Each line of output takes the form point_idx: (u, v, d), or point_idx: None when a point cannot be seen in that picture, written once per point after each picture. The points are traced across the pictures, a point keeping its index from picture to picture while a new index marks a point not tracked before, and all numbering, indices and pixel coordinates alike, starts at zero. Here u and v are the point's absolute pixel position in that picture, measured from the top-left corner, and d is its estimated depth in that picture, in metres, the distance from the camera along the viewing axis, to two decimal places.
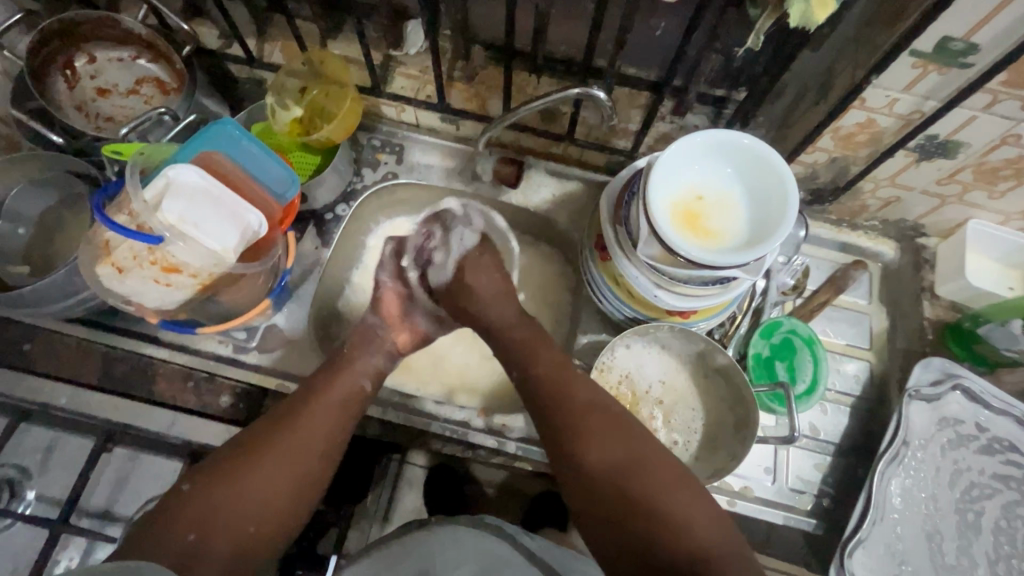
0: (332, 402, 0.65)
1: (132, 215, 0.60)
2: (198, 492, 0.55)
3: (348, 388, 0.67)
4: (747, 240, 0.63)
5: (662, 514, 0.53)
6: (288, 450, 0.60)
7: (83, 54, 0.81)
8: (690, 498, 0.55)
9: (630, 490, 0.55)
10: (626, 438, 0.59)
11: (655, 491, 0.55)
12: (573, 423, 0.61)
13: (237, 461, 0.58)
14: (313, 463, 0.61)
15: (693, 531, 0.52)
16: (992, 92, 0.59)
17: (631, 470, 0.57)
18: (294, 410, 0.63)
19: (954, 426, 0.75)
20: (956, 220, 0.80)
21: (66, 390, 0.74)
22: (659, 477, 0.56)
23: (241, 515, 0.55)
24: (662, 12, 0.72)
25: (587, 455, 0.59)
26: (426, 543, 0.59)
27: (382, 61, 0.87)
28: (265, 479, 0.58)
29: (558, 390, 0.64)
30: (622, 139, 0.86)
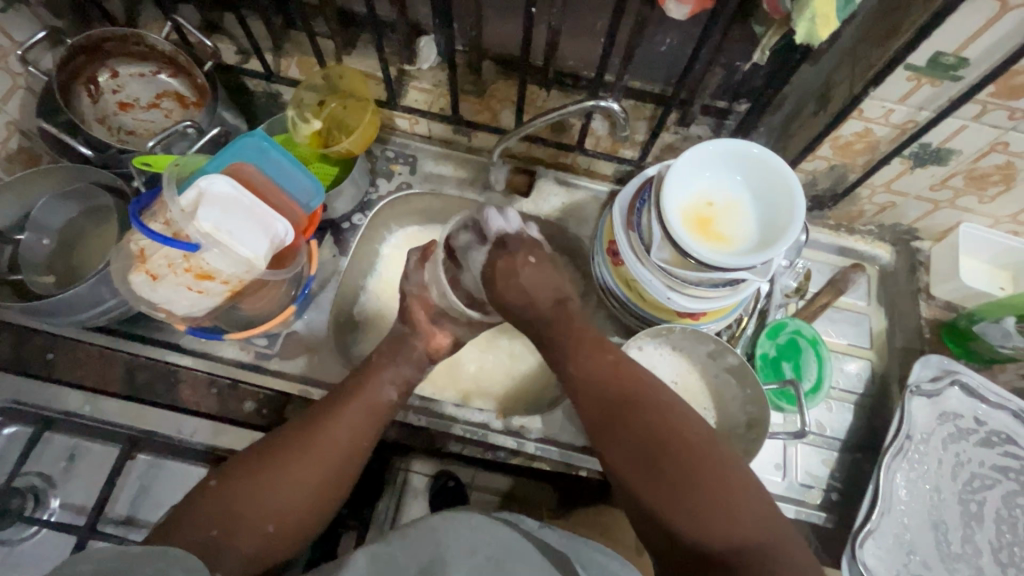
0: (355, 408, 0.66)
1: (167, 223, 0.62)
2: (224, 488, 0.58)
3: (373, 396, 0.69)
4: (756, 244, 0.67)
5: (700, 511, 0.56)
6: (311, 452, 0.62)
7: (106, 69, 0.82)
8: (729, 496, 0.56)
9: (665, 490, 0.58)
10: (660, 434, 0.61)
11: (693, 490, 0.57)
12: (609, 420, 0.63)
13: (262, 461, 0.60)
14: (334, 465, 0.62)
15: (732, 531, 0.55)
16: (981, 103, 0.63)
17: (665, 471, 0.59)
18: (321, 414, 0.65)
19: (954, 420, 0.78)
20: (948, 223, 0.84)
21: (86, 397, 0.75)
22: (699, 472, 0.58)
23: (261, 513, 0.57)
24: (667, 28, 0.76)
25: (621, 453, 0.62)
26: (433, 532, 0.56)
27: (396, 75, 0.90)
28: (286, 479, 0.59)
29: (592, 384, 0.66)
30: (629, 149, 0.89)
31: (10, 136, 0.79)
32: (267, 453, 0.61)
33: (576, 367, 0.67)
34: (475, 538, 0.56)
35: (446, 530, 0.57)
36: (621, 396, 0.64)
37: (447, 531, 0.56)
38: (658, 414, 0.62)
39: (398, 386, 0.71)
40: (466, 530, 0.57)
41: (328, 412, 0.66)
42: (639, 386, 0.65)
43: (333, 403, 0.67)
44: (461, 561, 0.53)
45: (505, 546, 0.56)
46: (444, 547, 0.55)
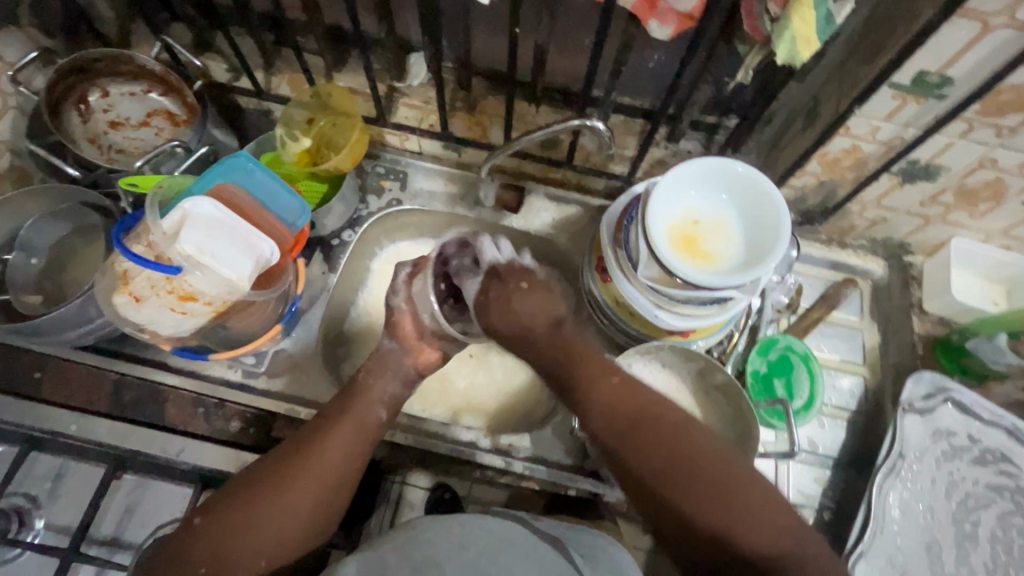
0: (345, 432, 0.65)
1: (149, 246, 0.62)
2: (213, 524, 0.58)
3: (363, 417, 0.67)
4: (742, 263, 0.67)
5: (732, 519, 0.53)
6: (303, 481, 0.60)
7: (97, 88, 0.83)
8: (758, 500, 0.54)
9: (692, 501, 0.55)
10: (680, 444, 0.58)
11: (721, 497, 0.55)
12: (622, 436, 0.60)
13: (251, 492, 0.59)
14: (327, 494, 0.62)
15: (766, 537, 0.53)
16: (967, 121, 0.63)
17: (692, 481, 0.56)
18: (311, 437, 0.64)
19: (948, 438, 0.78)
20: (940, 238, 0.84)
21: (74, 417, 0.74)
22: (725, 480, 0.55)
23: (252, 549, 0.57)
24: (656, 45, 0.74)
25: (640, 468, 0.58)
26: (422, 534, 0.55)
27: (386, 92, 0.91)
28: (278, 513, 0.59)
29: (601, 400, 0.62)
30: (619, 164, 0.89)
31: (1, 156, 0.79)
32: (257, 481, 0.60)
33: (582, 384, 0.64)
34: (470, 535, 0.55)
35: (436, 532, 0.55)
36: (631, 409, 0.61)
37: (438, 531, 0.55)
38: (676, 424, 0.59)
39: (387, 407, 0.70)
40: (458, 528, 0.56)
41: (319, 435, 0.64)
42: (650, 397, 0.61)
43: (323, 426, 0.65)
44: (454, 556, 0.52)
45: (502, 541, 0.55)
46: (436, 548, 0.53)
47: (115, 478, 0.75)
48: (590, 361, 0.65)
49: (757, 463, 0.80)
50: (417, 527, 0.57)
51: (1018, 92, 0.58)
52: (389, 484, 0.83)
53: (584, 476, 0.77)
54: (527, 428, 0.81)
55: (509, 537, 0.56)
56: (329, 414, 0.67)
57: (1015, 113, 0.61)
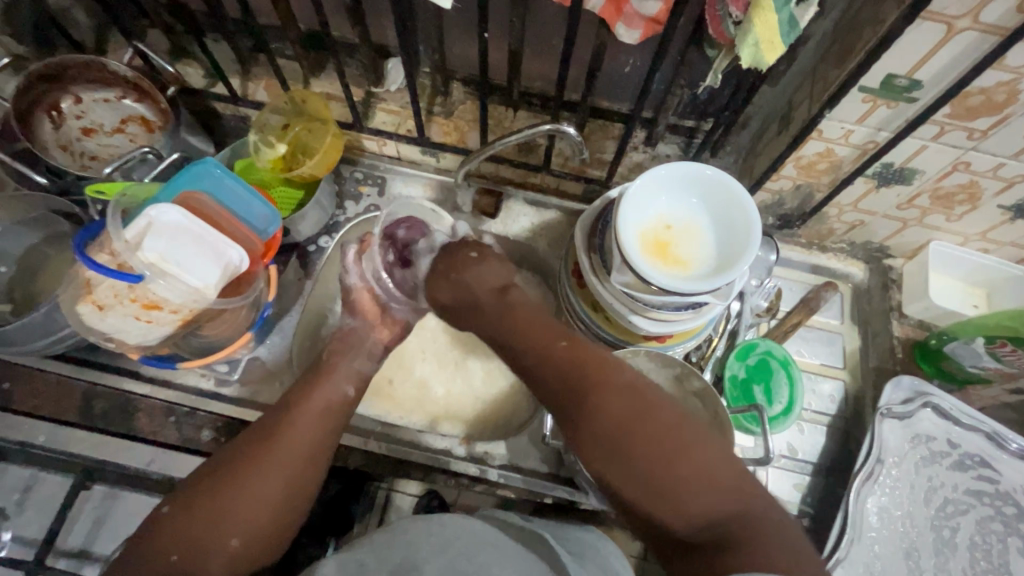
0: (312, 410, 0.63)
1: (113, 254, 0.61)
2: (182, 513, 0.55)
3: (329, 396, 0.65)
4: (714, 267, 0.66)
5: (672, 479, 0.51)
6: (270, 460, 0.58)
7: (69, 95, 0.82)
8: (701, 458, 0.52)
9: (635, 460, 0.53)
10: (626, 402, 0.55)
11: (664, 456, 0.52)
12: (568, 399, 0.58)
13: (219, 476, 0.57)
14: (297, 471, 0.59)
15: (706, 496, 0.50)
16: (939, 124, 0.63)
17: (640, 441, 0.53)
18: (276, 420, 0.62)
19: (927, 443, 0.77)
20: (918, 242, 0.83)
21: (44, 428, 0.73)
22: (668, 439, 0.53)
23: (225, 529, 0.54)
24: (630, 50, 0.73)
25: (584, 430, 0.56)
26: (401, 536, 0.54)
27: (363, 97, 0.89)
28: (247, 491, 0.56)
29: (551, 363, 0.61)
30: (597, 168, 0.89)
31: None
32: (223, 466, 0.58)
33: (532, 353, 0.63)
34: (447, 536, 0.54)
35: (414, 532, 0.55)
36: (578, 368, 0.59)
37: (417, 532, 0.54)
38: (622, 384, 0.57)
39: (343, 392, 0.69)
40: (437, 528, 0.55)
41: (285, 417, 0.62)
42: (600, 358, 0.60)
43: (289, 408, 0.63)
44: (433, 558, 0.51)
45: (483, 541, 0.54)
46: (413, 549, 0.52)
47: (83, 488, 0.74)
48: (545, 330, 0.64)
49: None
50: (395, 527, 0.56)
51: (987, 96, 0.58)
52: (375, 489, 0.84)
53: (561, 485, 0.77)
54: (504, 434, 0.81)
55: (491, 537, 0.55)
56: (295, 396, 0.65)
57: (985, 117, 0.60)
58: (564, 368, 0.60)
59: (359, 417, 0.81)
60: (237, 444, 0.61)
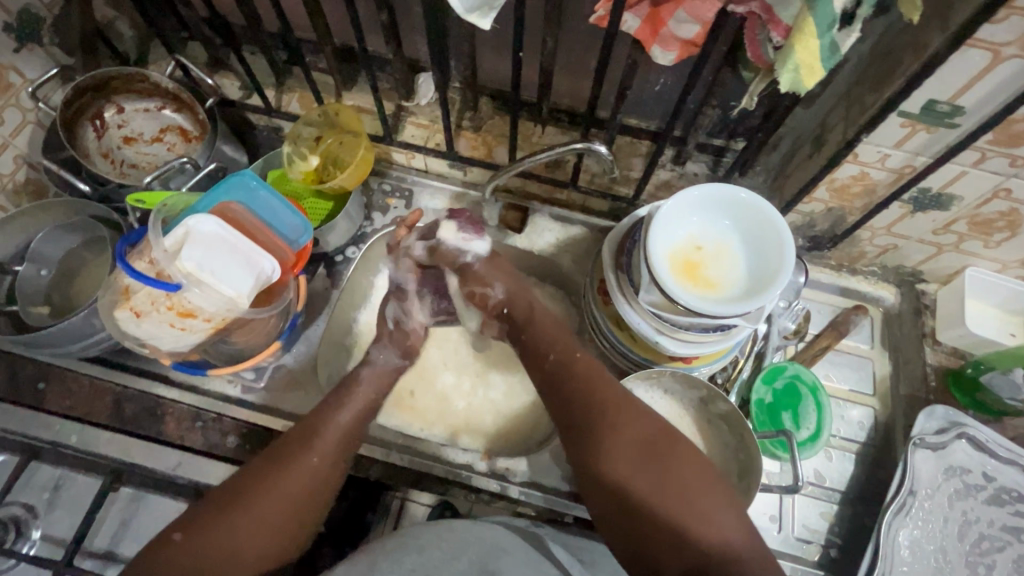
0: (331, 439, 0.65)
1: (152, 263, 0.63)
2: (195, 539, 0.55)
3: (347, 425, 0.67)
4: (745, 290, 0.65)
5: (684, 511, 0.54)
6: (290, 491, 0.60)
7: (112, 104, 0.84)
8: (713, 502, 0.55)
9: (654, 492, 0.56)
10: (648, 436, 0.60)
11: (679, 491, 0.56)
12: (593, 428, 0.61)
13: (237, 500, 0.58)
14: (313, 501, 0.61)
15: (715, 532, 0.53)
16: (980, 150, 0.61)
17: (661, 475, 0.57)
18: (295, 444, 0.63)
19: (961, 476, 0.75)
20: (953, 267, 0.81)
21: (75, 428, 0.75)
22: (686, 478, 0.56)
23: (242, 555, 0.56)
24: (662, 69, 0.73)
25: (608, 459, 0.59)
26: (413, 541, 0.55)
27: (394, 111, 0.91)
28: (265, 524, 0.58)
29: (580, 391, 0.64)
30: (624, 186, 0.88)
31: (17, 169, 0.80)
32: (238, 489, 0.59)
33: (564, 378, 0.66)
34: (459, 544, 0.55)
35: (426, 538, 0.55)
36: (606, 397, 0.63)
37: (429, 537, 0.55)
38: (645, 415, 0.61)
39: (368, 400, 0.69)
40: (448, 534, 0.56)
41: (304, 443, 0.63)
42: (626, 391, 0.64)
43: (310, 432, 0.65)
44: (444, 564, 0.52)
45: (490, 546, 0.56)
46: (426, 555, 0.53)
47: (111, 490, 0.74)
48: (582, 359, 0.68)
49: (760, 495, 0.79)
50: (406, 533, 0.56)
51: None
52: (390, 499, 0.84)
53: (580, 504, 0.76)
54: (525, 451, 0.80)
55: (498, 542, 0.57)
56: (314, 421, 0.66)
57: None
58: (597, 389, 0.64)
59: (381, 429, 0.81)
60: (260, 462, 0.62)
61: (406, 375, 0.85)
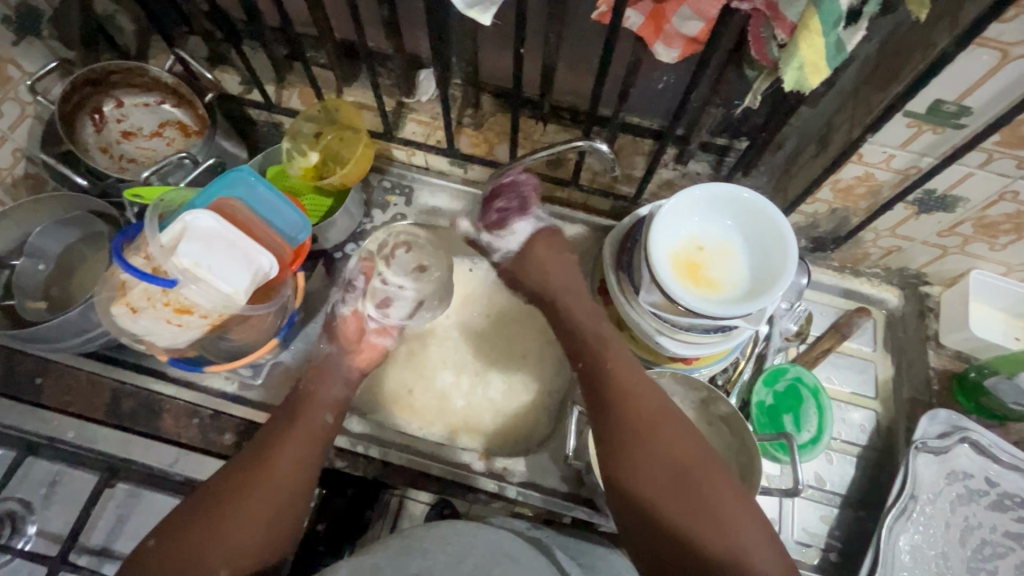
0: (297, 438, 0.65)
1: (148, 258, 0.63)
2: (168, 543, 0.55)
3: (312, 424, 0.67)
4: (748, 291, 0.65)
5: (715, 534, 0.54)
6: (256, 486, 0.60)
7: (112, 99, 0.84)
8: (745, 528, 0.54)
9: (685, 513, 0.55)
10: (677, 460, 0.59)
11: (712, 516, 0.55)
12: (627, 442, 0.60)
13: (208, 503, 0.58)
14: (279, 499, 0.60)
15: (744, 557, 0.53)
16: (987, 151, 0.61)
17: (691, 495, 0.56)
18: (261, 445, 0.64)
19: (964, 480, 0.74)
20: (958, 270, 0.80)
21: (72, 424, 0.75)
22: (717, 500, 0.56)
23: (214, 557, 0.55)
24: (665, 67, 0.73)
25: (637, 478, 0.59)
26: (417, 543, 0.54)
27: (395, 108, 0.90)
28: (236, 523, 0.57)
29: (616, 402, 0.63)
30: (626, 185, 0.87)
31: (16, 163, 0.80)
32: (209, 494, 0.59)
33: (599, 385, 0.65)
34: (462, 547, 0.54)
35: (429, 541, 0.54)
36: (642, 411, 0.62)
37: (434, 540, 0.54)
38: (677, 435, 0.60)
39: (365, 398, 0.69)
40: (452, 537, 0.55)
41: (273, 442, 0.64)
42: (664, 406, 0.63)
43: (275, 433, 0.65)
44: (450, 566, 0.51)
45: (493, 550, 0.54)
46: (431, 558, 0.52)
47: (107, 486, 0.74)
48: (622, 366, 0.66)
49: (760, 497, 0.78)
50: (409, 535, 0.55)
51: None
52: (390, 497, 0.84)
53: (578, 504, 0.76)
54: (523, 451, 0.80)
55: (504, 548, 0.56)
56: (280, 423, 0.66)
57: None
58: (633, 406, 0.63)
59: (379, 427, 0.80)
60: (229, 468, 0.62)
61: (404, 373, 0.84)
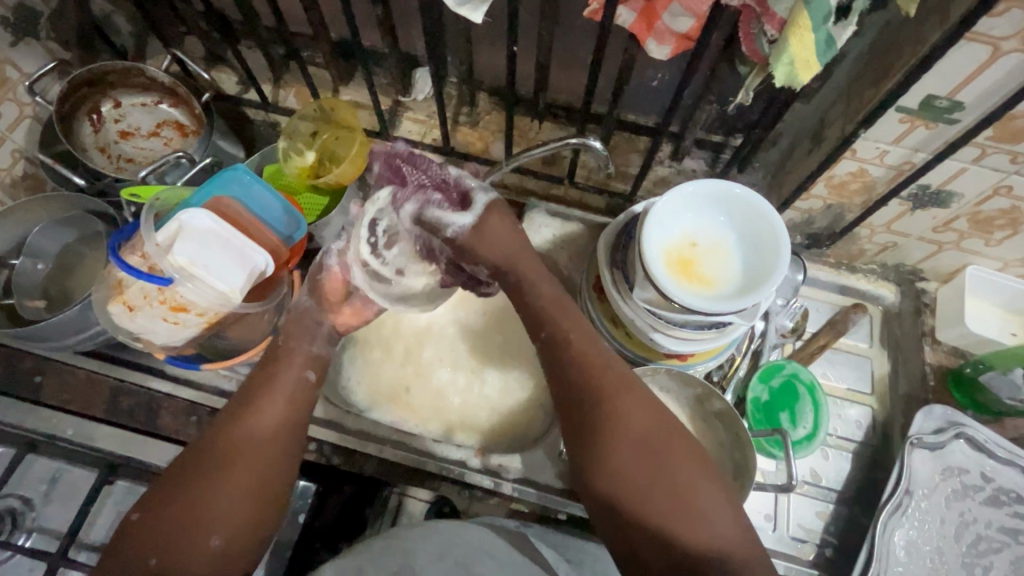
0: (277, 398, 0.64)
1: (144, 257, 0.63)
2: (151, 516, 0.55)
3: (290, 386, 0.65)
4: (741, 287, 0.65)
5: (678, 514, 0.54)
6: (237, 459, 0.58)
7: (109, 99, 0.85)
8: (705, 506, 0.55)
9: (647, 492, 0.56)
10: (649, 437, 0.58)
11: (679, 497, 0.55)
12: (590, 431, 0.59)
13: (192, 476, 0.57)
14: (263, 463, 0.59)
15: (707, 534, 0.53)
16: (981, 146, 0.60)
17: (660, 476, 0.56)
18: (237, 412, 0.62)
19: (959, 476, 0.74)
20: (954, 265, 0.80)
21: (72, 421, 0.76)
22: (681, 479, 0.56)
23: (197, 533, 0.54)
24: (658, 64, 0.73)
25: (603, 458, 0.58)
26: (399, 541, 0.55)
27: (391, 106, 0.90)
28: (218, 495, 0.56)
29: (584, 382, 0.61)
30: (622, 182, 0.89)
31: (14, 163, 0.81)
32: (194, 467, 0.58)
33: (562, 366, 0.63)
34: (443, 543, 0.55)
35: (412, 539, 0.56)
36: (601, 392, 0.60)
37: (415, 539, 0.55)
38: (642, 408, 0.59)
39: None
40: (433, 535, 0.56)
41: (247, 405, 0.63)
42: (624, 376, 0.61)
43: (252, 390, 0.64)
44: (429, 565, 0.52)
45: (476, 547, 0.56)
46: (411, 554, 0.53)
47: (106, 483, 0.74)
48: (581, 341, 0.64)
49: (755, 493, 0.78)
50: (393, 535, 0.57)
51: None
52: (389, 494, 0.86)
53: (574, 501, 0.77)
54: (519, 447, 0.80)
55: (483, 544, 0.57)
56: (257, 382, 0.65)
57: None
58: (597, 378, 0.61)
59: (375, 425, 0.81)
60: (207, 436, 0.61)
61: (402, 370, 0.85)
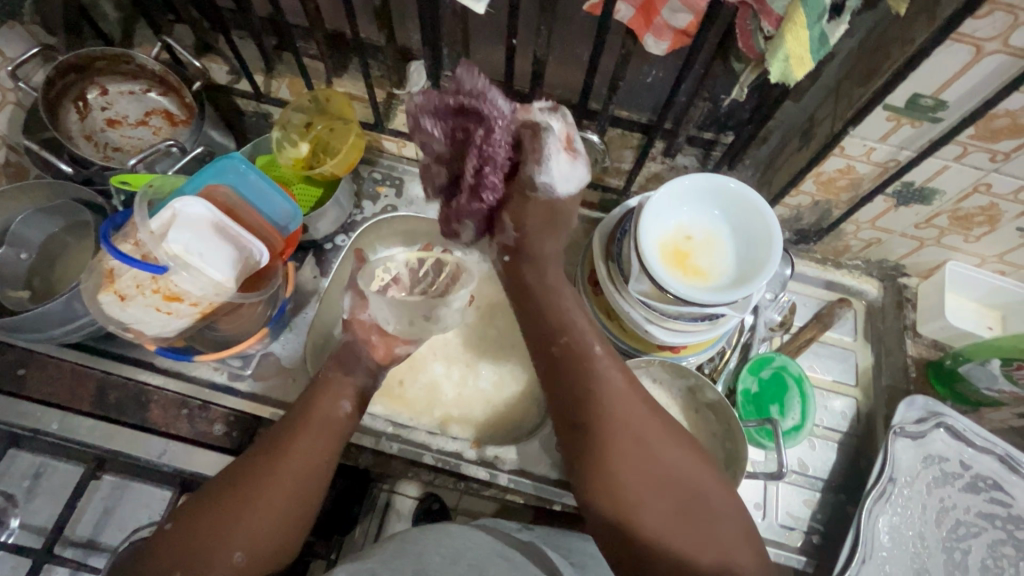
0: (315, 425, 0.62)
1: (137, 245, 0.63)
2: (184, 527, 0.55)
3: (326, 419, 0.63)
4: (734, 279, 0.67)
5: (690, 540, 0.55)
6: (276, 483, 0.57)
7: (96, 86, 0.83)
8: (720, 537, 0.56)
9: (664, 517, 0.56)
10: (662, 465, 0.58)
11: (692, 523, 0.56)
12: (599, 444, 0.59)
13: (216, 493, 0.56)
14: (301, 489, 0.58)
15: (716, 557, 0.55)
16: (963, 144, 0.63)
17: (682, 503, 0.57)
18: (272, 440, 0.61)
19: (939, 464, 0.77)
20: (935, 261, 0.83)
21: (56, 415, 0.73)
22: (699, 505, 0.57)
23: (226, 548, 0.53)
24: (654, 61, 0.74)
25: (615, 477, 0.57)
26: (410, 546, 0.54)
27: (385, 99, 0.89)
28: (254, 511, 0.55)
29: (577, 404, 0.61)
30: (615, 177, 0.89)
31: None
32: (225, 487, 0.57)
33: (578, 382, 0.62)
34: (456, 550, 0.54)
35: (426, 544, 0.55)
36: (624, 412, 0.60)
37: (428, 543, 0.55)
38: (651, 432, 0.59)
39: (351, 398, 0.66)
40: (445, 541, 0.56)
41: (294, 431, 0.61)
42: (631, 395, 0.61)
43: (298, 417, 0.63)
44: (442, 568, 0.51)
45: (488, 554, 0.55)
46: (424, 560, 0.52)
47: (94, 478, 0.74)
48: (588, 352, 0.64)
49: (745, 482, 0.80)
50: (406, 539, 0.56)
51: (1012, 118, 0.58)
52: (378, 492, 0.84)
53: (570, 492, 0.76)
54: (515, 439, 0.80)
55: (496, 550, 0.57)
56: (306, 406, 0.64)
57: (1009, 140, 0.60)
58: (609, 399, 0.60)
59: (370, 418, 0.80)
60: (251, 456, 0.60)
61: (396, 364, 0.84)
